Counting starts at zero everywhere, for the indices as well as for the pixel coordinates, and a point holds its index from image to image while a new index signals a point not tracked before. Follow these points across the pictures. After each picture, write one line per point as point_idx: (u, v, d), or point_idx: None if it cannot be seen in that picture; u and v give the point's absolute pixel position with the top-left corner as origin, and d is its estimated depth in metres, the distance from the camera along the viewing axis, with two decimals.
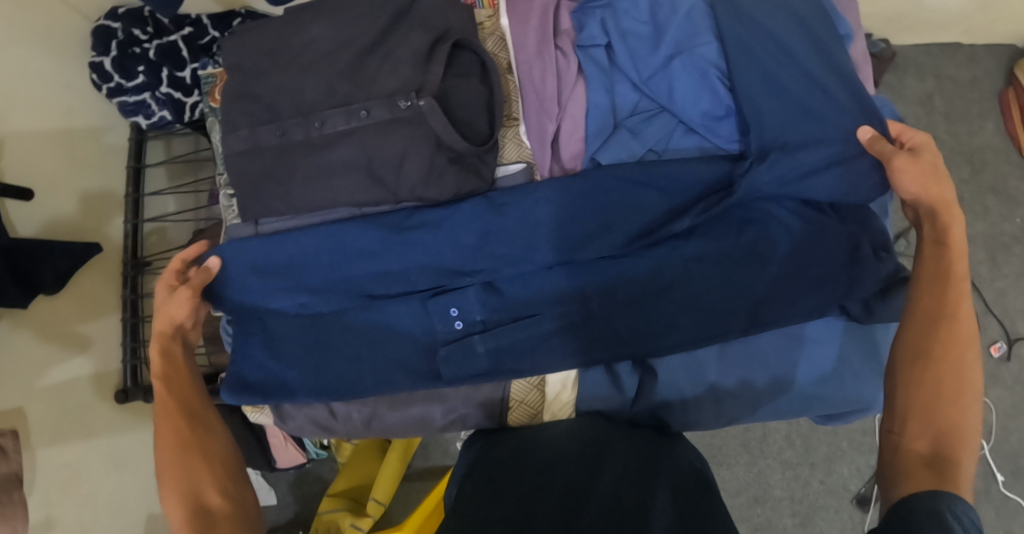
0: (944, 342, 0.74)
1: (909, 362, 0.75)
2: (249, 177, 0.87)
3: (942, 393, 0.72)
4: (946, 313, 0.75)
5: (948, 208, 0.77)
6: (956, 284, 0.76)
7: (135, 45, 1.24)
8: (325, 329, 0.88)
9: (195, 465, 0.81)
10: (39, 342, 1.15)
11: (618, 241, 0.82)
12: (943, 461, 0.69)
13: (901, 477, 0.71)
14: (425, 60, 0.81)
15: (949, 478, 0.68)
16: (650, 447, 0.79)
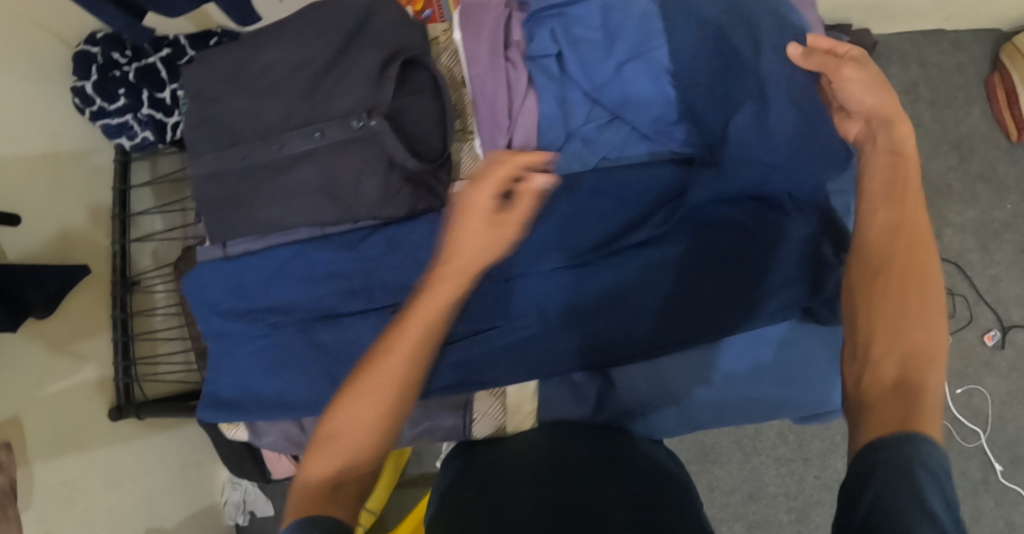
0: (903, 253, 0.63)
1: (866, 281, 0.64)
2: (213, 201, 0.89)
3: (906, 306, 0.60)
4: (899, 223, 0.65)
5: (895, 115, 0.70)
6: (908, 191, 0.66)
7: (115, 69, 1.27)
8: (289, 347, 0.89)
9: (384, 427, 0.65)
10: (34, 361, 1.17)
11: (574, 252, 0.83)
12: (910, 383, 0.56)
13: (866, 415, 0.58)
14: (377, 78, 0.83)
15: (916, 406, 0.55)
16: (624, 459, 0.77)
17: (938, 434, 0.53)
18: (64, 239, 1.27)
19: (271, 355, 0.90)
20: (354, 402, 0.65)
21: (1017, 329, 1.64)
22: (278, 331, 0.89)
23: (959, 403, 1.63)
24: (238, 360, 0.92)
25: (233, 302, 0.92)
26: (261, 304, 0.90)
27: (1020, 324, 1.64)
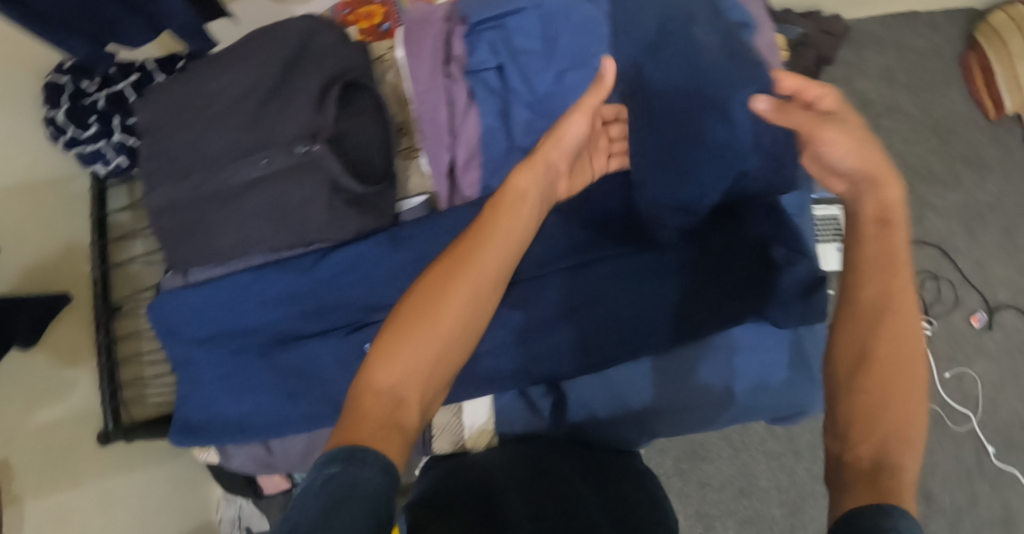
0: (892, 342, 0.56)
1: (848, 368, 0.58)
2: (168, 232, 0.89)
3: (888, 389, 0.56)
4: (885, 301, 0.57)
5: (864, 181, 0.61)
6: (901, 267, 0.58)
7: (85, 97, 1.28)
8: (250, 371, 0.89)
9: (457, 348, 0.61)
10: (18, 390, 1.19)
11: (524, 265, 0.83)
12: (888, 469, 0.53)
13: (841, 493, 0.55)
14: (318, 103, 0.85)
15: (894, 490, 0.52)
16: (604, 476, 0.77)
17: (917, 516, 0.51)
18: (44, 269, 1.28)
19: (235, 380, 0.90)
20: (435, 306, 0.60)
21: (1005, 309, 1.63)
22: (238, 357, 0.90)
23: (950, 388, 1.61)
24: (204, 386, 0.92)
25: (196, 329, 0.91)
26: (224, 329, 0.91)
27: (1006, 305, 1.63)
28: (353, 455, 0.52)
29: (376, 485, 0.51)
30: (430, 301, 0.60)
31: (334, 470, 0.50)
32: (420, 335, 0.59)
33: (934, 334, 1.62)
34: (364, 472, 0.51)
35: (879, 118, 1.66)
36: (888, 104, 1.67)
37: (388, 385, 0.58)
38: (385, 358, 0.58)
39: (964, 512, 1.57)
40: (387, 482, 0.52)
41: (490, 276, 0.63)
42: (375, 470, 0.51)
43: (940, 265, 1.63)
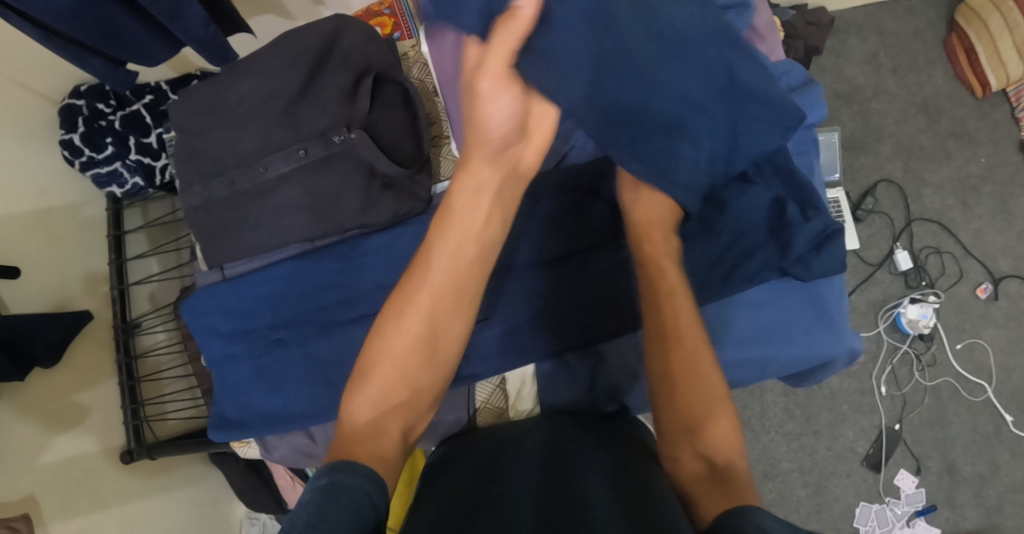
0: (686, 365, 0.74)
1: (667, 414, 0.73)
2: (205, 230, 0.93)
3: (696, 411, 0.71)
4: (682, 345, 0.75)
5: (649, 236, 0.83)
6: (678, 297, 0.78)
7: (101, 119, 1.27)
8: (289, 361, 0.90)
9: (418, 373, 0.72)
10: (38, 415, 1.18)
11: (563, 242, 0.88)
12: (717, 472, 0.66)
13: (693, 503, 0.64)
14: (352, 95, 0.89)
15: (728, 484, 0.64)
16: (622, 438, 0.79)
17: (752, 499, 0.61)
18: (79, 300, 1.30)
19: (268, 372, 0.91)
20: (382, 350, 0.71)
21: (1009, 279, 1.66)
22: (281, 345, 0.91)
23: (962, 358, 1.64)
24: (238, 380, 0.93)
25: (234, 323, 0.93)
26: (259, 323, 0.92)
27: (1010, 274, 1.66)
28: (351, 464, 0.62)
29: (362, 486, 0.60)
30: (382, 344, 0.72)
31: (321, 479, 0.59)
32: (380, 375, 0.70)
33: (942, 307, 1.66)
34: (351, 477, 0.60)
35: (868, 102, 1.74)
36: (875, 88, 1.74)
37: (365, 418, 0.68)
38: (354, 399, 0.69)
39: (987, 481, 1.61)
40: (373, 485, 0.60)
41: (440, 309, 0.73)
42: (364, 468, 0.61)
43: (941, 240, 1.68)
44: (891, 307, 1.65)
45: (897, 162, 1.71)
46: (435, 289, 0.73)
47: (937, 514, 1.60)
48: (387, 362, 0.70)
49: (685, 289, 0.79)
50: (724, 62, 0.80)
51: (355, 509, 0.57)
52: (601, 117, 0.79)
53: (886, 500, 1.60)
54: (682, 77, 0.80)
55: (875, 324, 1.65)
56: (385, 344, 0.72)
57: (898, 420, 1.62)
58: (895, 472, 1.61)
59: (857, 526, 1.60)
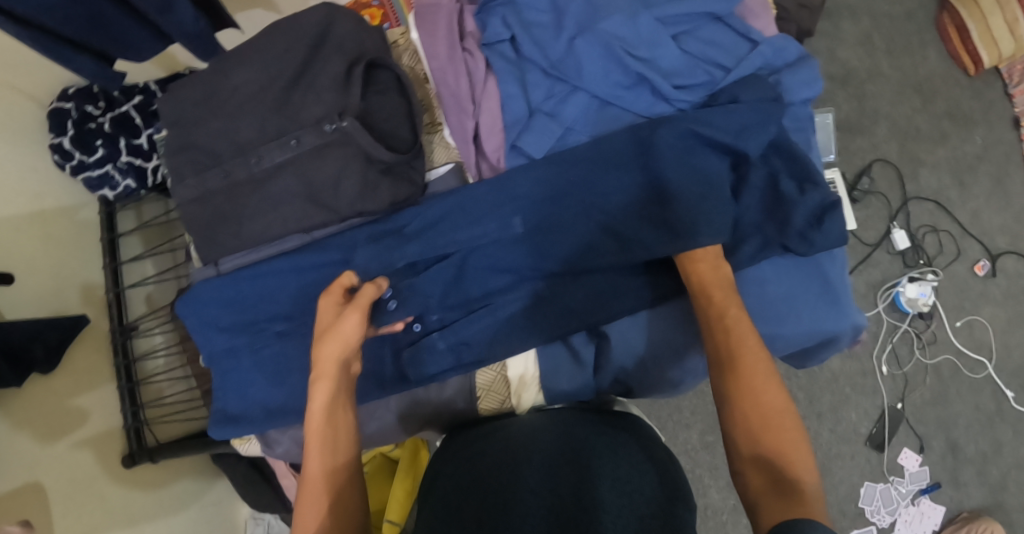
0: (743, 388, 0.69)
1: (728, 429, 0.69)
2: (201, 223, 0.92)
3: (756, 432, 0.67)
4: (734, 359, 0.70)
5: (701, 259, 0.79)
6: (731, 310, 0.74)
7: (91, 121, 1.26)
8: (292, 353, 0.91)
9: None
10: (44, 417, 1.18)
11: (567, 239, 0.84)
12: (782, 485, 0.64)
13: (758, 517, 0.64)
14: (345, 82, 0.86)
15: (796, 497, 0.63)
16: (630, 441, 0.80)
17: (819, 517, 0.60)
18: (75, 307, 1.28)
19: (273, 363, 0.92)
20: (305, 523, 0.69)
21: (1007, 256, 1.67)
22: (285, 338, 0.92)
23: (963, 336, 1.65)
24: (241, 374, 0.94)
25: (234, 316, 0.93)
26: (261, 315, 0.93)
27: (1008, 251, 1.67)
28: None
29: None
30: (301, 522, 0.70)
31: None
32: None
33: (940, 286, 1.66)
34: None
35: (863, 84, 1.74)
36: (869, 70, 1.75)
37: None
38: None
39: (990, 458, 1.62)
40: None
41: (333, 480, 0.72)
42: None
43: (938, 218, 1.68)
44: (889, 287, 1.65)
45: (893, 142, 1.71)
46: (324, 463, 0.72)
47: (941, 492, 1.61)
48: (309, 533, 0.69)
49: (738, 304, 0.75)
50: (699, 118, 0.84)
51: None
52: (574, 197, 0.84)
53: (890, 479, 1.61)
54: (669, 133, 0.83)
55: (874, 305, 1.65)
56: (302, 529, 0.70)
57: (900, 400, 1.62)
58: (898, 452, 1.62)
59: (862, 506, 1.60)
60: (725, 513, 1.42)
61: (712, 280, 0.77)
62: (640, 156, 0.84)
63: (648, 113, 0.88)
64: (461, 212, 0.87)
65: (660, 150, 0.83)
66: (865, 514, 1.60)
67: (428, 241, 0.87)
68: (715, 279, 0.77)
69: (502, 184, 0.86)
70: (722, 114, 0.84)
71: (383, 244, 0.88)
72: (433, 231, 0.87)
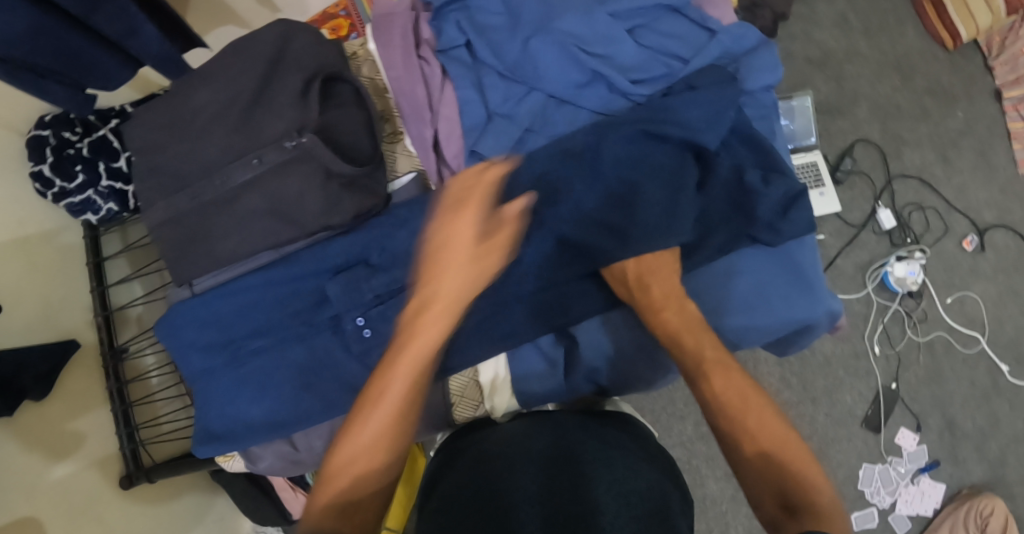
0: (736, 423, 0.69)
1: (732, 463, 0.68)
2: (172, 245, 0.90)
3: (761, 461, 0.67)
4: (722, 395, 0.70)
5: (665, 307, 0.77)
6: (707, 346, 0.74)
7: (69, 147, 1.26)
8: (267, 369, 0.92)
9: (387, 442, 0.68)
10: (42, 444, 1.19)
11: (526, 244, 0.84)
12: (799, 510, 0.63)
13: None
14: (303, 98, 0.87)
15: (814, 518, 0.62)
16: (623, 440, 0.81)
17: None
18: (65, 333, 1.30)
19: (252, 380, 0.92)
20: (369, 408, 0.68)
21: (995, 230, 1.66)
22: (262, 354, 0.91)
23: (954, 313, 1.64)
24: (223, 391, 0.93)
25: (212, 336, 0.93)
26: (238, 334, 0.93)
27: (996, 225, 1.66)
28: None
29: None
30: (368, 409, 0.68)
31: None
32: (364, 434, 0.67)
33: (929, 263, 1.65)
34: None
35: (842, 65, 1.73)
36: (848, 50, 1.74)
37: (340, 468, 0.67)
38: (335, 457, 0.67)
39: (989, 433, 1.61)
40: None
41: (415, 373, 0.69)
42: None
43: (923, 196, 1.67)
44: (878, 267, 1.64)
45: (874, 122, 1.70)
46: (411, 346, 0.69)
47: (940, 470, 1.61)
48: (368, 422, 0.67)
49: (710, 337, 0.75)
50: (650, 113, 0.85)
51: None
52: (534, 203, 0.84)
53: (888, 460, 1.60)
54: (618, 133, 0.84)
55: (863, 286, 1.64)
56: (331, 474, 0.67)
57: (894, 379, 1.62)
58: (895, 432, 1.61)
59: (862, 488, 1.59)
60: (723, 502, 1.43)
61: (681, 323, 0.76)
62: (591, 157, 0.85)
63: (605, 110, 0.89)
64: (426, 222, 0.87)
65: (606, 158, 0.84)
66: (865, 496, 1.59)
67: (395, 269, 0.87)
68: (683, 322, 0.76)
69: None
70: (678, 108, 0.84)
71: (352, 276, 0.87)
72: (401, 246, 0.88)
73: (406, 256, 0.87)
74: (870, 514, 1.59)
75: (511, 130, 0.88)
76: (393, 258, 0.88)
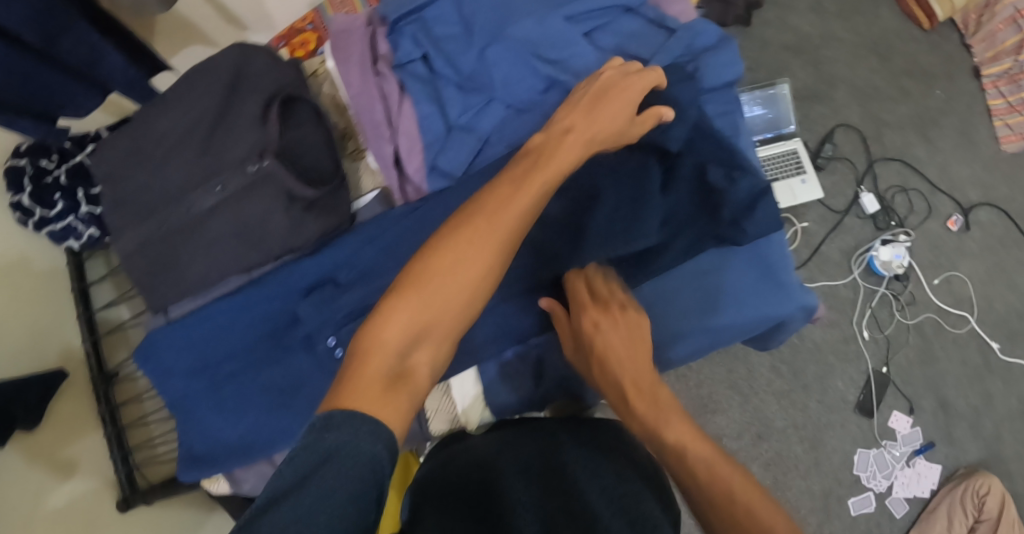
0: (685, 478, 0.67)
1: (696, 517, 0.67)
2: (143, 273, 0.90)
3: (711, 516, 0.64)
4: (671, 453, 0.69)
5: (635, 398, 0.74)
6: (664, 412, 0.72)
7: (46, 175, 1.25)
8: (244, 391, 0.92)
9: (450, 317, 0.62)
10: (35, 472, 1.18)
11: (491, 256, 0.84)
12: None
13: None
14: (262, 121, 0.88)
15: None
16: (607, 438, 0.83)
17: None
18: (55, 361, 1.29)
19: (230, 403, 0.92)
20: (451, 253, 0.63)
21: (979, 208, 1.65)
22: (237, 378, 0.92)
23: (943, 293, 1.63)
24: (201, 416, 0.94)
25: (190, 361, 0.92)
26: (215, 359, 0.92)
27: (981, 203, 1.66)
28: (331, 419, 0.54)
29: (359, 444, 0.54)
30: (447, 264, 0.63)
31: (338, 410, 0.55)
32: (439, 292, 0.62)
33: (915, 245, 1.64)
34: (341, 435, 0.54)
35: (818, 50, 1.72)
36: (824, 35, 1.73)
37: (393, 340, 0.60)
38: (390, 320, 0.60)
39: (982, 411, 1.61)
40: (373, 441, 0.54)
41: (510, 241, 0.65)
42: (364, 417, 0.55)
43: (906, 177, 1.67)
44: (863, 251, 1.63)
45: (854, 106, 1.69)
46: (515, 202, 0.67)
47: (935, 450, 1.60)
48: (442, 286, 0.62)
49: (670, 403, 0.73)
50: None
51: (362, 469, 0.53)
52: None
53: (883, 443, 1.60)
54: None
55: (850, 271, 1.63)
56: (380, 327, 0.60)
57: (885, 363, 1.61)
58: (889, 415, 1.61)
59: (858, 473, 1.59)
60: None
61: (646, 407, 0.73)
62: None
63: None
64: (391, 239, 0.86)
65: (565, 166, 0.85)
66: (861, 480, 1.59)
67: (360, 289, 0.85)
68: (648, 402, 0.73)
69: (423, 211, 0.86)
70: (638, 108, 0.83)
71: (321, 295, 0.86)
72: (370, 263, 0.87)
73: (372, 273, 0.86)
74: (867, 498, 1.58)
75: (471, 142, 0.88)
76: (360, 276, 0.86)
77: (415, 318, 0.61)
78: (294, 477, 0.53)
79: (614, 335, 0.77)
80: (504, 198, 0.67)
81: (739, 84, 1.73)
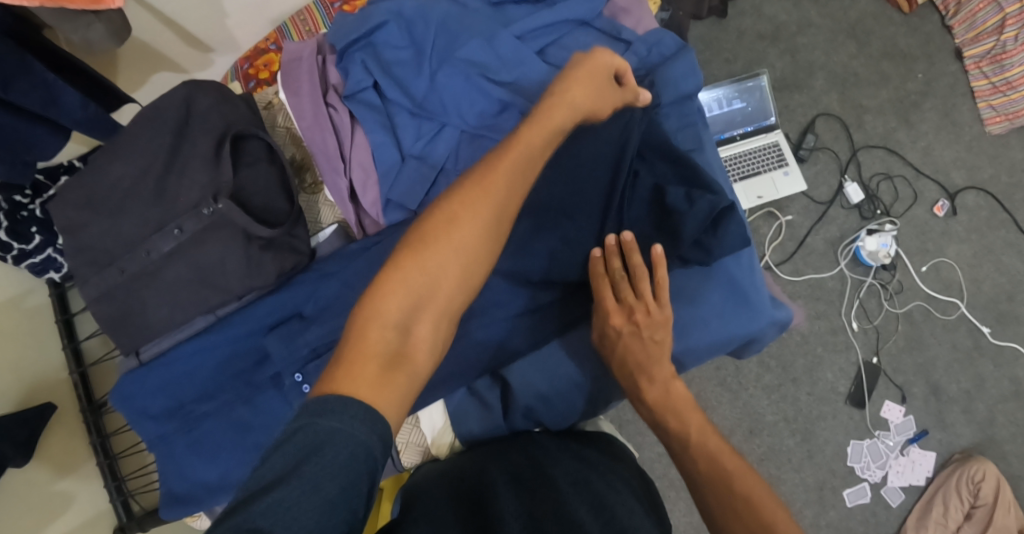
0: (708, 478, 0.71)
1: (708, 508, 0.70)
2: (107, 321, 0.88)
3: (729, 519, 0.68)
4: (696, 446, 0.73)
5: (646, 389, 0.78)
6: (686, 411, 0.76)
7: (22, 210, 1.09)
8: (219, 428, 0.92)
9: (442, 297, 0.65)
10: (26, 511, 1.09)
11: None
12: None
13: None
14: (215, 160, 0.88)
15: None
16: (591, 454, 0.83)
17: None
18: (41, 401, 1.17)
19: (208, 442, 0.92)
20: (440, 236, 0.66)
21: (966, 191, 1.63)
22: (212, 416, 0.91)
23: (931, 280, 1.61)
24: (177, 458, 0.92)
25: (163, 402, 0.91)
26: (187, 400, 0.92)
27: (966, 186, 1.63)
28: (324, 403, 0.55)
29: (350, 433, 0.55)
30: (433, 246, 0.66)
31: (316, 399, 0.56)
32: (429, 269, 0.65)
33: (900, 232, 1.63)
34: (332, 422, 0.55)
35: (794, 38, 1.69)
36: (800, 22, 1.70)
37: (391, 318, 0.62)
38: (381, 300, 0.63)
39: (974, 395, 1.60)
40: (365, 429, 0.55)
41: (492, 221, 0.68)
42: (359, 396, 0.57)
43: (890, 164, 1.64)
44: (849, 242, 1.61)
45: (833, 93, 1.67)
46: (493, 183, 0.69)
47: (929, 438, 1.59)
48: (431, 266, 0.65)
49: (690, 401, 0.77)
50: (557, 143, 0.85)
51: (344, 473, 0.53)
52: None
53: (876, 434, 1.59)
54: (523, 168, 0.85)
55: (836, 262, 1.61)
56: (379, 301, 0.63)
57: (874, 353, 1.60)
58: (880, 405, 1.59)
59: (851, 465, 1.58)
60: None
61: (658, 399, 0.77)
62: None
63: None
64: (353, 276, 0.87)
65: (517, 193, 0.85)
66: (855, 471, 1.58)
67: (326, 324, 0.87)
68: (664, 393, 0.78)
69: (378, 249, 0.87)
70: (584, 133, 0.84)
71: (288, 329, 0.88)
72: (335, 301, 0.88)
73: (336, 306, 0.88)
74: (862, 489, 1.58)
75: (425, 170, 0.87)
76: (325, 314, 0.88)
77: (410, 290, 0.64)
78: (279, 468, 0.53)
79: (634, 341, 0.78)
80: (482, 177, 0.70)
81: (717, 76, 1.70)
